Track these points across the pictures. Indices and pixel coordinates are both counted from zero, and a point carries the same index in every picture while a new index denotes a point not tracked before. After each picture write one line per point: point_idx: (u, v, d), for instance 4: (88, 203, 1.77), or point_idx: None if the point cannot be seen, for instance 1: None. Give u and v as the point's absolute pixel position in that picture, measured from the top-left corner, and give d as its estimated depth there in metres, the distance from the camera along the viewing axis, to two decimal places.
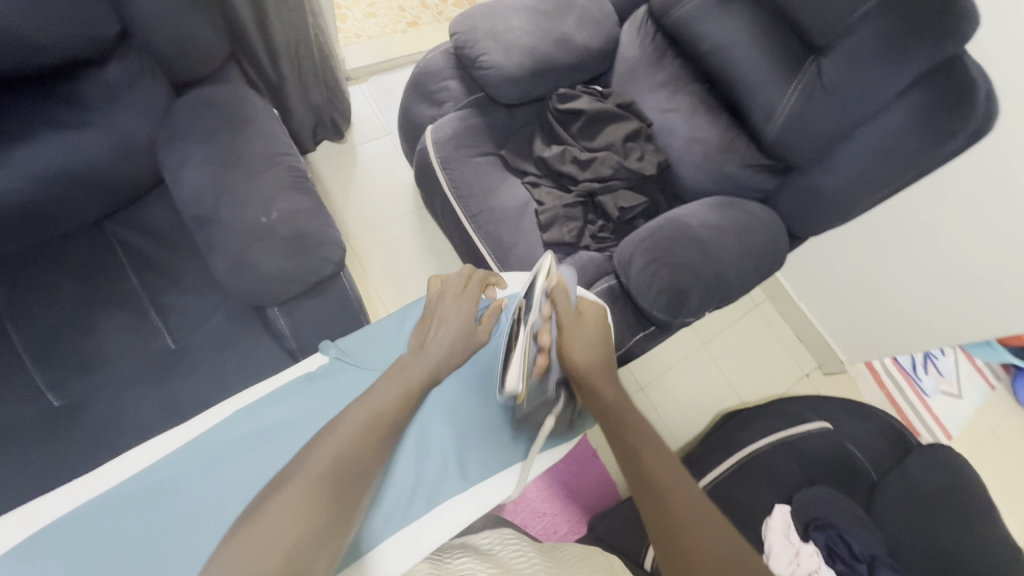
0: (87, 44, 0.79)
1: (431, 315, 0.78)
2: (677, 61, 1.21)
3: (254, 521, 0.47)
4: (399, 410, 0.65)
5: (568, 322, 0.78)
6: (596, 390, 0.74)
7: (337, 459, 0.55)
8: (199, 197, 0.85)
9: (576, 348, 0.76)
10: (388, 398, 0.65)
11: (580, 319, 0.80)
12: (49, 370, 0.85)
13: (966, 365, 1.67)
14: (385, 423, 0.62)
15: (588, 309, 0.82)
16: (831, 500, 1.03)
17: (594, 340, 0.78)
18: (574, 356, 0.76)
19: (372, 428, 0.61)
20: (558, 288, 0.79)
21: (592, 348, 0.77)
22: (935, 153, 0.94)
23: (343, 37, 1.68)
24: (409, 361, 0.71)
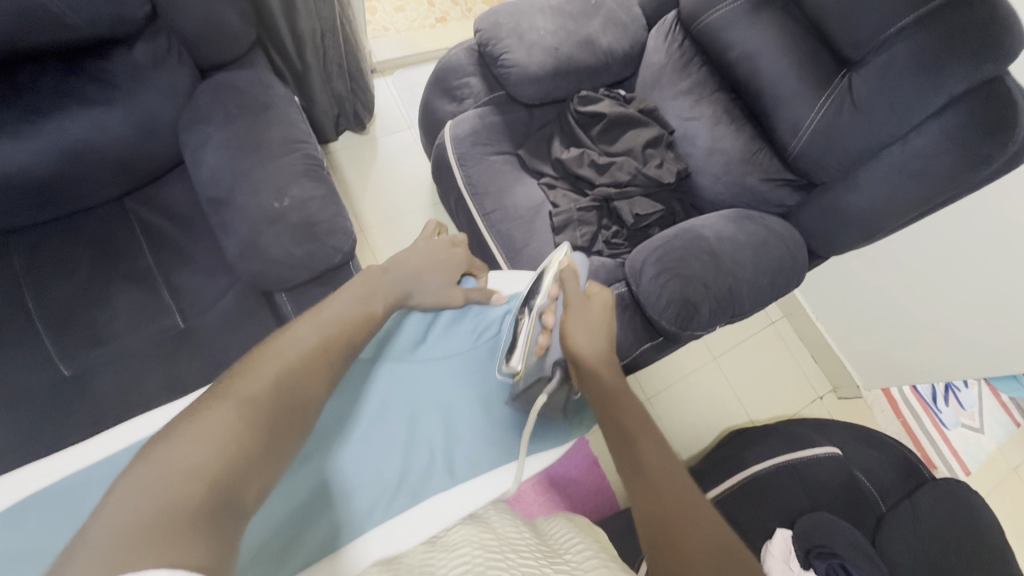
0: (116, 23, 0.81)
1: (419, 249, 0.82)
2: (703, 69, 1.19)
3: (179, 435, 0.47)
4: (356, 335, 0.67)
5: (575, 305, 0.78)
6: (595, 376, 0.73)
7: (270, 385, 0.55)
8: (216, 180, 0.86)
9: (580, 331, 0.76)
10: (336, 326, 0.66)
11: (588, 302, 0.79)
12: (62, 339, 0.87)
13: (991, 399, 1.60)
14: (331, 352, 0.63)
15: (597, 293, 0.81)
16: (836, 527, 0.99)
17: (599, 326, 0.78)
18: (577, 339, 0.76)
19: (318, 354, 0.62)
20: (568, 270, 0.79)
21: (594, 336, 0.77)
22: (970, 177, 0.90)
23: (372, 29, 1.69)
24: (381, 278, 0.75)
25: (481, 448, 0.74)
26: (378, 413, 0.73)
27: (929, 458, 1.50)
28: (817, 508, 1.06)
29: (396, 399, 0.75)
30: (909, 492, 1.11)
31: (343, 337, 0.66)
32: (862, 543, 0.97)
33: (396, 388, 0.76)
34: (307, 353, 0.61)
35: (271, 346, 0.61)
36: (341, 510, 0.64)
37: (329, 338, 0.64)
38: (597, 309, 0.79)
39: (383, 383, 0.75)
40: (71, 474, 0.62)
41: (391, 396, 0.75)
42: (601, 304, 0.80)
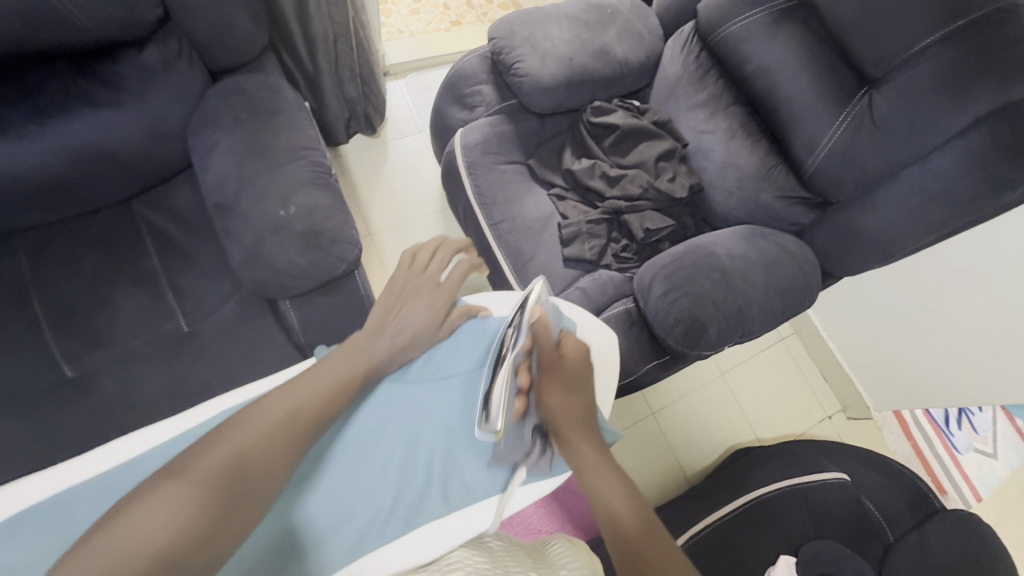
0: (127, 26, 0.80)
1: (396, 293, 0.74)
2: (719, 82, 1.16)
3: (124, 520, 0.44)
4: (327, 401, 0.64)
5: (548, 365, 0.73)
6: (572, 441, 0.72)
7: (238, 455, 0.54)
8: (223, 186, 0.86)
9: (554, 391, 0.73)
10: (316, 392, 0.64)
11: (559, 357, 0.74)
12: (65, 340, 0.87)
13: (1006, 424, 1.54)
14: (307, 416, 0.62)
15: (570, 347, 0.75)
16: (840, 555, 0.96)
17: (574, 385, 0.74)
18: (550, 403, 0.73)
19: (294, 421, 0.60)
20: (540, 324, 0.73)
21: (569, 394, 0.74)
22: (991, 202, 0.88)
23: (386, 31, 1.68)
24: (357, 343, 0.70)
25: (478, 472, 0.73)
26: (371, 437, 0.71)
27: (940, 484, 1.48)
28: (822, 534, 1.04)
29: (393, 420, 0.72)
30: (918, 522, 1.08)
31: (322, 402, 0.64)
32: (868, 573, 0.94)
33: (392, 410, 0.73)
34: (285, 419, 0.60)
35: (249, 415, 0.59)
36: (323, 541, 0.64)
37: (306, 401, 0.63)
38: (574, 366, 0.74)
39: (379, 404, 0.73)
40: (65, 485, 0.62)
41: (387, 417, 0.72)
42: (575, 358, 0.75)
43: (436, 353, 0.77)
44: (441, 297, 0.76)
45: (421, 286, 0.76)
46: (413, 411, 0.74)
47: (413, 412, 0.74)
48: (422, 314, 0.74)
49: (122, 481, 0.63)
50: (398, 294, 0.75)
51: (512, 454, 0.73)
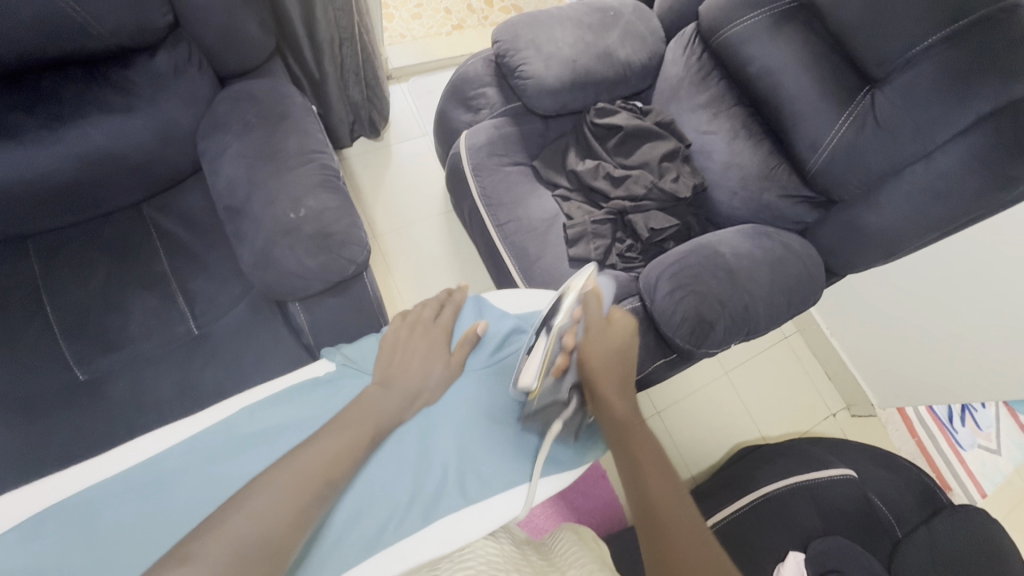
0: (139, 33, 0.81)
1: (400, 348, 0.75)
2: (721, 83, 1.17)
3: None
4: (336, 468, 0.60)
5: (594, 328, 0.78)
6: (611, 405, 0.74)
7: (227, 536, 0.50)
8: (234, 190, 0.87)
9: (595, 356, 0.77)
10: (330, 453, 0.61)
11: (607, 326, 0.79)
12: (78, 343, 0.87)
13: (1008, 420, 1.56)
14: (319, 484, 0.58)
15: (619, 320, 0.81)
16: (848, 552, 0.96)
17: (618, 351, 0.78)
18: (592, 364, 0.76)
19: (304, 487, 0.57)
20: (592, 293, 0.80)
21: (611, 359, 0.77)
22: (994, 198, 0.89)
23: (388, 36, 1.70)
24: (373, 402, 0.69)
25: (494, 466, 0.73)
26: None
27: (945, 480, 1.48)
28: (831, 531, 1.04)
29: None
30: (926, 518, 1.08)
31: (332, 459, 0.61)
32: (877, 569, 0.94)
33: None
34: (294, 486, 0.56)
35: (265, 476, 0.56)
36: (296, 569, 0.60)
37: (315, 470, 0.58)
38: (618, 334, 0.80)
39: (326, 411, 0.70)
40: (82, 489, 0.62)
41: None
42: (620, 329, 0.80)
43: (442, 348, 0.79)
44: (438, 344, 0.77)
45: (427, 334, 0.78)
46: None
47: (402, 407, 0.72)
48: (430, 359, 0.75)
49: (136, 483, 0.62)
50: (395, 346, 0.75)
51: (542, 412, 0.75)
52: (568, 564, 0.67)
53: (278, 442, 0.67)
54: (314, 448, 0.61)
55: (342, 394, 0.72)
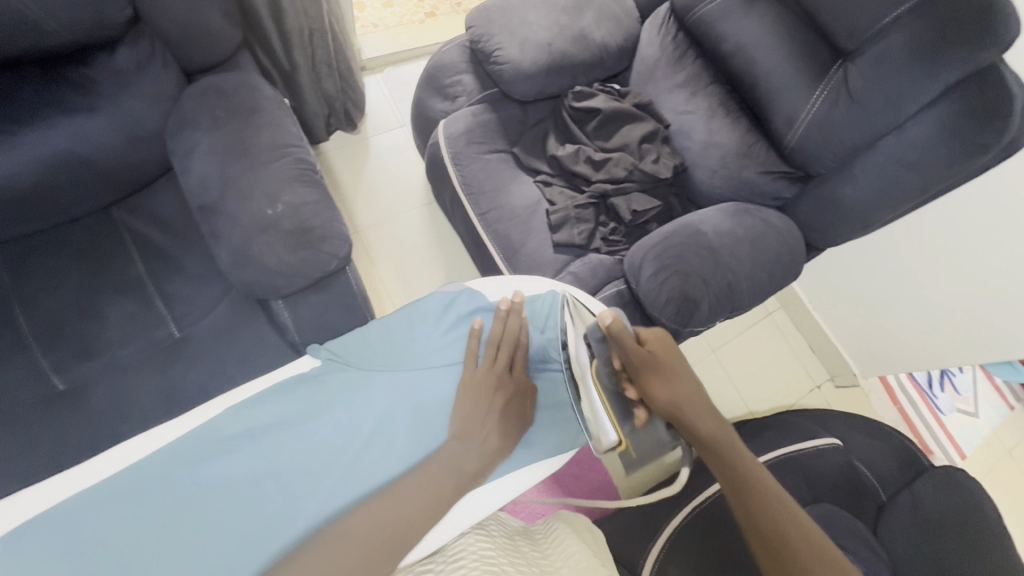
0: (97, 28, 0.79)
1: (468, 408, 0.71)
2: (697, 62, 1.17)
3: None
4: (407, 526, 0.61)
5: (639, 362, 0.73)
6: (695, 425, 0.72)
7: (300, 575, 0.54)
8: (207, 188, 0.84)
9: (659, 385, 0.72)
10: (402, 512, 0.62)
11: (649, 352, 0.75)
12: (53, 353, 0.85)
13: (984, 383, 1.62)
14: (393, 540, 0.60)
15: (653, 340, 0.76)
16: (835, 520, 0.98)
17: (676, 372, 0.74)
18: (660, 395, 0.72)
19: (370, 546, 0.58)
20: (614, 326, 0.74)
21: (675, 382, 0.73)
22: (965, 166, 0.90)
23: (360, 26, 1.66)
24: (451, 457, 0.67)
25: None
26: (316, 446, 0.67)
27: (925, 443, 1.51)
28: (819, 499, 1.05)
29: (370, 409, 0.70)
30: (909, 481, 1.12)
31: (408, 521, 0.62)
32: (864, 534, 0.97)
33: (345, 406, 0.70)
34: (363, 544, 0.58)
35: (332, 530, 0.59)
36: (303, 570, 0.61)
37: (387, 529, 0.60)
38: (661, 356, 0.75)
39: (311, 408, 0.69)
40: (64, 500, 0.61)
41: (334, 418, 0.69)
42: (661, 348, 0.76)
43: (433, 343, 0.77)
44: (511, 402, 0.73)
45: (506, 385, 0.74)
46: (394, 398, 0.72)
47: (393, 403, 0.71)
48: (509, 414, 0.72)
49: (123, 489, 0.61)
50: (473, 396, 0.71)
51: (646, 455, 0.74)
52: (562, 563, 0.66)
53: (265, 440, 0.66)
54: (386, 500, 0.62)
55: (330, 390, 0.71)
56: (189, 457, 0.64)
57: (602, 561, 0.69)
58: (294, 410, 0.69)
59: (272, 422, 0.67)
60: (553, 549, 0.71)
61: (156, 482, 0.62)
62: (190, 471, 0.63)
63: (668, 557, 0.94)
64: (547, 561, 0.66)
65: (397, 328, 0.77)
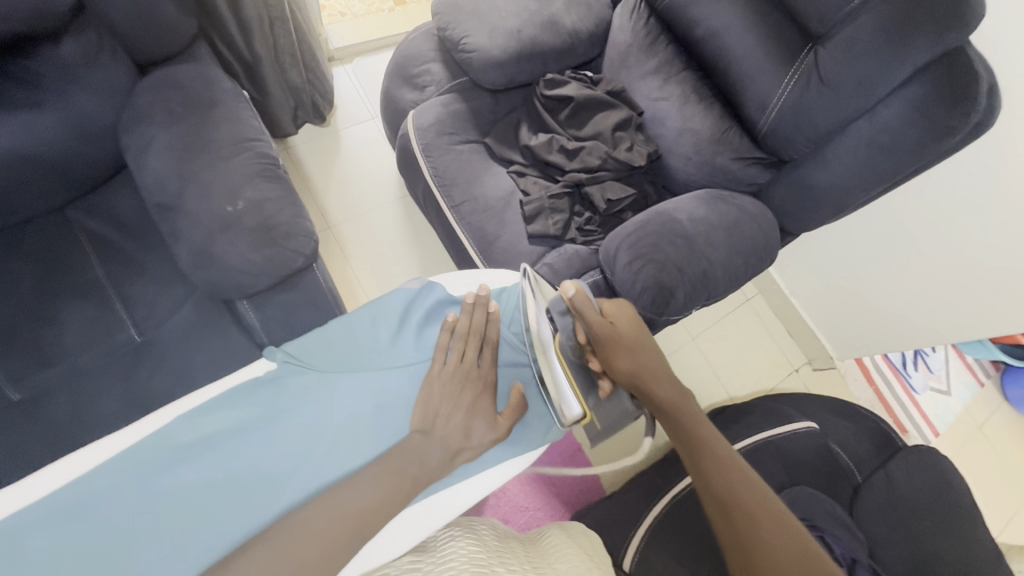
0: (41, 21, 0.75)
1: (432, 401, 0.70)
2: (669, 48, 1.16)
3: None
4: (374, 517, 0.60)
5: (602, 333, 0.75)
6: (648, 386, 0.73)
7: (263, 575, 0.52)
8: (163, 185, 0.81)
9: (621, 357, 0.74)
10: (365, 505, 0.60)
11: (612, 325, 0.76)
12: (6, 363, 0.81)
13: (956, 361, 1.65)
14: (348, 535, 0.57)
15: (616, 313, 0.78)
16: (811, 500, 0.99)
17: (638, 344, 0.76)
18: (620, 365, 0.74)
19: (334, 536, 0.57)
20: (579, 298, 0.76)
21: (636, 352, 0.75)
22: (934, 149, 0.90)
23: (327, 15, 1.62)
24: (414, 448, 0.66)
25: None
26: (277, 451, 0.65)
27: (901, 423, 1.54)
28: (797, 481, 1.06)
29: (333, 411, 0.68)
30: (883, 462, 1.14)
31: (371, 510, 0.60)
32: (840, 514, 0.99)
33: (305, 410, 0.68)
34: (323, 535, 0.56)
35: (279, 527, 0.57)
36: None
37: (348, 522, 0.58)
38: (624, 327, 0.77)
39: (268, 414, 0.67)
40: (14, 517, 0.58)
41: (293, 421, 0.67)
42: (625, 322, 0.78)
43: (396, 341, 0.75)
44: (476, 400, 0.71)
45: (472, 381, 0.72)
46: (356, 399, 0.70)
47: (355, 404, 0.69)
48: (474, 412, 0.70)
49: (78, 505, 0.59)
50: (439, 394, 0.70)
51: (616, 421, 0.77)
52: (555, 564, 0.65)
53: (224, 448, 0.64)
54: (353, 492, 0.60)
55: (290, 393, 0.68)
56: (143, 469, 0.61)
57: (596, 563, 0.68)
58: (252, 415, 0.66)
59: (229, 429, 0.65)
60: (546, 552, 0.70)
61: (109, 495, 0.59)
62: (147, 483, 0.61)
63: (649, 545, 0.94)
64: (540, 563, 0.65)
65: (358, 327, 0.75)
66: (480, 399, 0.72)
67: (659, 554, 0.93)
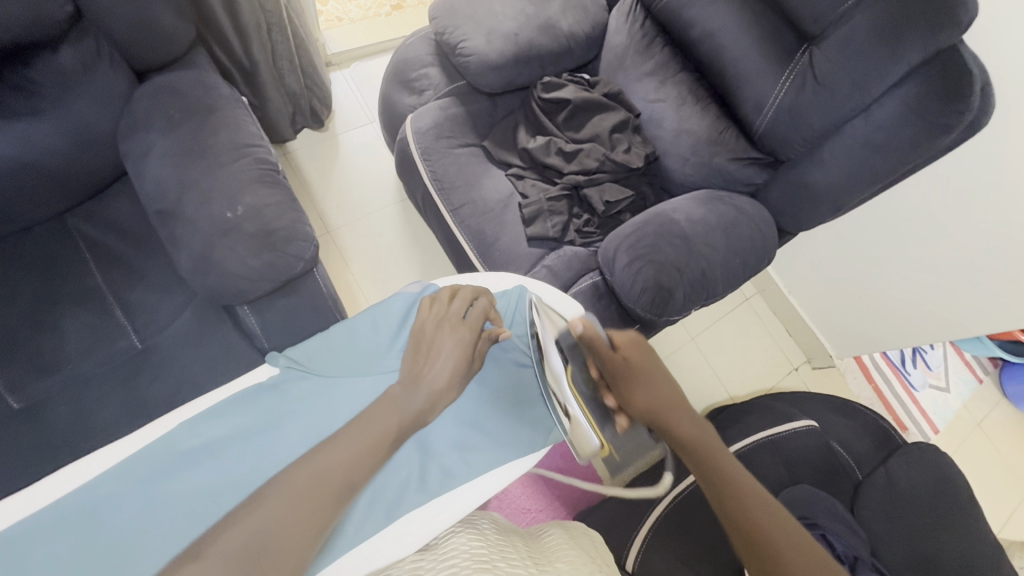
0: (39, 29, 0.75)
1: (424, 345, 0.70)
2: (666, 50, 1.17)
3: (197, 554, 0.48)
4: (353, 468, 0.58)
5: (616, 371, 0.70)
6: (670, 421, 0.68)
7: (246, 539, 0.49)
8: (163, 191, 0.81)
9: (637, 393, 0.69)
10: (345, 457, 0.59)
11: (624, 360, 0.71)
12: (6, 370, 0.81)
13: (954, 358, 1.66)
14: (335, 485, 0.56)
15: (627, 345, 0.72)
16: (814, 499, 1.00)
17: (654, 377, 0.70)
18: (638, 401, 0.69)
19: (315, 491, 0.55)
20: (587, 333, 0.72)
21: (654, 388, 0.69)
22: (929, 147, 0.91)
23: (324, 20, 1.62)
24: (396, 401, 0.66)
25: (457, 458, 0.72)
26: (282, 456, 0.65)
27: (900, 420, 1.54)
28: (797, 480, 1.07)
29: (338, 415, 0.69)
30: (883, 459, 1.14)
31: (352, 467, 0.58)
32: (841, 512, 0.99)
33: (309, 416, 0.68)
34: (307, 487, 0.55)
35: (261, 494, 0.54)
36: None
37: (329, 472, 0.57)
38: (638, 363, 0.71)
39: (272, 419, 0.67)
40: (18, 525, 0.58)
41: (298, 426, 0.67)
42: (638, 355, 0.72)
43: (398, 342, 0.75)
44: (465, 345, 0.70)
45: (460, 328, 0.71)
46: (359, 403, 0.70)
47: (358, 407, 0.69)
48: (455, 359, 0.69)
49: (83, 512, 0.59)
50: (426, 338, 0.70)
51: (636, 455, 0.73)
52: (558, 562, 0.64)
53: (229, 453, 0.64)
54: (331, 449, 0.59)
55: (293, 398, 0.69)
56: (147, 476, 0.61)
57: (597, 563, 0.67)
58: (256, 420, 0.67)
59: (233, 435, 0.65)
60: (548, 547, 0.69)
61: (111, 502, 0.59)
62: (150, 488, 0.61)
63: (652, 547, 0.94)
64: (543, 560, 0.64)
65: (361, 331, 0.75)
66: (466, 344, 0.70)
67: (661, 556, 0.92)
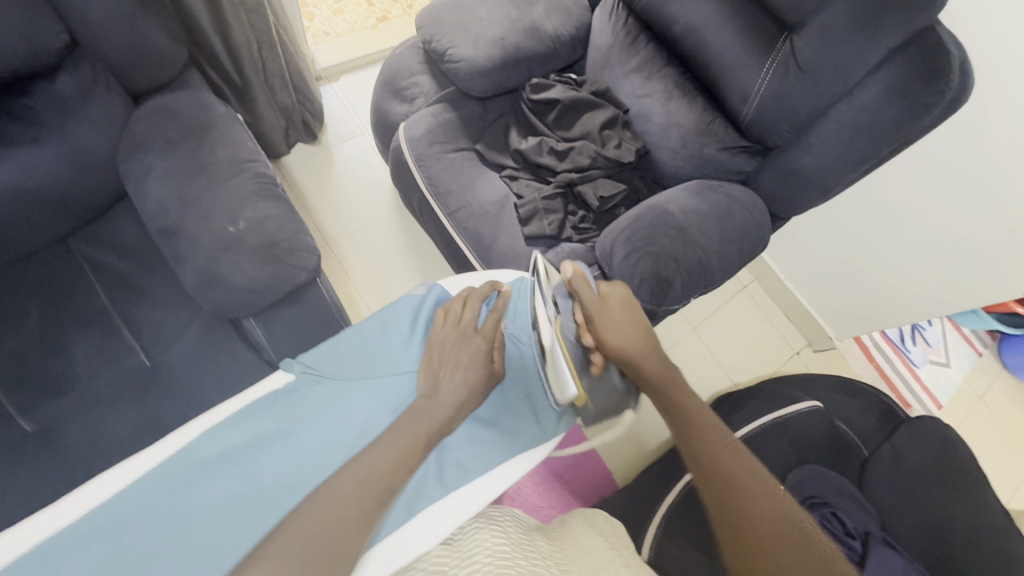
0: (32, 55, 0.77)
1: (440, 358, 0.71)
2: (650, 45, 1.19)
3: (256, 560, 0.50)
4: (395, 476, 0.60)
5: (595, 313, 0.77)
6: (640, 364, 0.73)
7: (307, 539, 0.52)
8: (164, 211, 0.82)
9: (610, 329, 0.75)
10: (381, 466, 0.60)
11: (603, 302, 0.77)
12: (19, 395, 0.82)
13: (953, 334, 1.68)
14: (377, 492, 0.58)
15: (611, 292, 0.79)
16: (823, 478, 1.02)
17: (634, 324, 0.76)
18: (610, 337, 0.74)
19: (362, 498, 0.57)
20: (576, 278, 0.78)
21: (629, 332, 0.75)
22: (913, 126, 0.93)
23: (312, 35, 1.64)
24: (421, 408, 0.66)
25: (471, 451, 0.73)
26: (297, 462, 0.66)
27: (903, 397, 1.56)
28: (805, 461, 1.08)
29: (352, 416, 0.70)
30: (888, 435, 1.15)
31: (390, 474, 0.60)
32: (849, 490, 1.01)
33: (323, 415, 0.69)
34: (353, 497, 0.57)
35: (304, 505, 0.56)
36: None
37: (372, 479, 0.59)
38: (618, 307, 0.77)
39: (288, 424, 0.68)
40: (41, 543, 0.59)
41: (311, 430, 0.68)
42: (619, 302, 0.78)
43: (407, 345, 0.76)
44: (481, 354, 0.72)
45: (470, 339, 0.73)
46: (372, 404, 0.71)
47: (371, 409, 0.70)
48: (472, 367, 0.70)
49: (105, 526, 0.60)
50: (441, 353, 0.71)
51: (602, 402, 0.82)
52: (577, 558, 0.64)
53: (246, 459, 0.65)
54: (371, 457, 0.60)
55: (306, 404, 0.70)
56: (168, 487, 0.63)
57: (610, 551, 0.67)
58: (273, 426, 0.68)
59: (253, 442, 0.66)
60: (569, 543, 0.70)
61: (134, 515, 0.61)
62: (169, 499, 0.62)
63: (665, 534, 0.95)
64: (561, 557, 0.65)
65: (371, 335, 0.77)
66: (479, 353, 0.72)
67: (675, 544, 0.94)
